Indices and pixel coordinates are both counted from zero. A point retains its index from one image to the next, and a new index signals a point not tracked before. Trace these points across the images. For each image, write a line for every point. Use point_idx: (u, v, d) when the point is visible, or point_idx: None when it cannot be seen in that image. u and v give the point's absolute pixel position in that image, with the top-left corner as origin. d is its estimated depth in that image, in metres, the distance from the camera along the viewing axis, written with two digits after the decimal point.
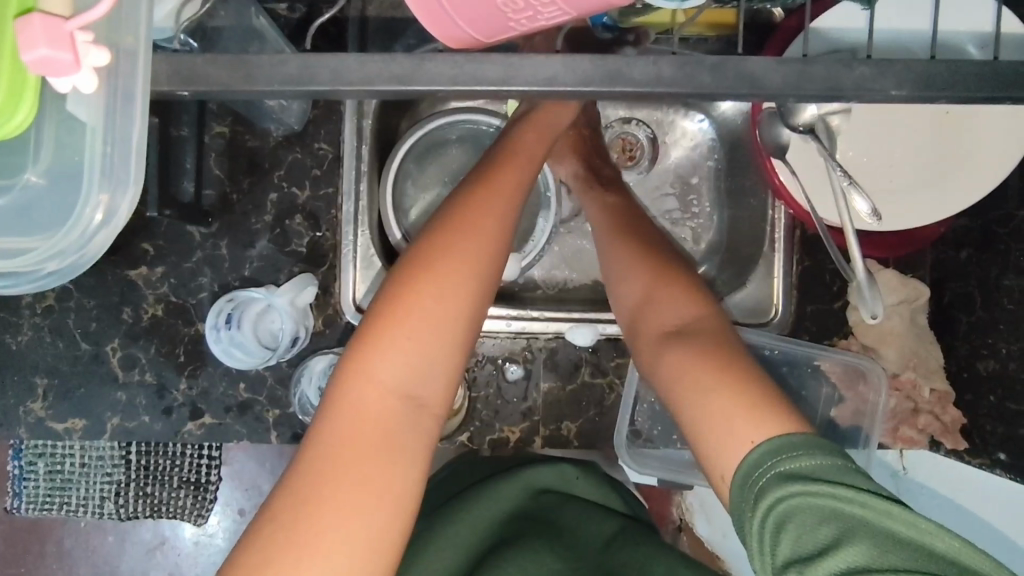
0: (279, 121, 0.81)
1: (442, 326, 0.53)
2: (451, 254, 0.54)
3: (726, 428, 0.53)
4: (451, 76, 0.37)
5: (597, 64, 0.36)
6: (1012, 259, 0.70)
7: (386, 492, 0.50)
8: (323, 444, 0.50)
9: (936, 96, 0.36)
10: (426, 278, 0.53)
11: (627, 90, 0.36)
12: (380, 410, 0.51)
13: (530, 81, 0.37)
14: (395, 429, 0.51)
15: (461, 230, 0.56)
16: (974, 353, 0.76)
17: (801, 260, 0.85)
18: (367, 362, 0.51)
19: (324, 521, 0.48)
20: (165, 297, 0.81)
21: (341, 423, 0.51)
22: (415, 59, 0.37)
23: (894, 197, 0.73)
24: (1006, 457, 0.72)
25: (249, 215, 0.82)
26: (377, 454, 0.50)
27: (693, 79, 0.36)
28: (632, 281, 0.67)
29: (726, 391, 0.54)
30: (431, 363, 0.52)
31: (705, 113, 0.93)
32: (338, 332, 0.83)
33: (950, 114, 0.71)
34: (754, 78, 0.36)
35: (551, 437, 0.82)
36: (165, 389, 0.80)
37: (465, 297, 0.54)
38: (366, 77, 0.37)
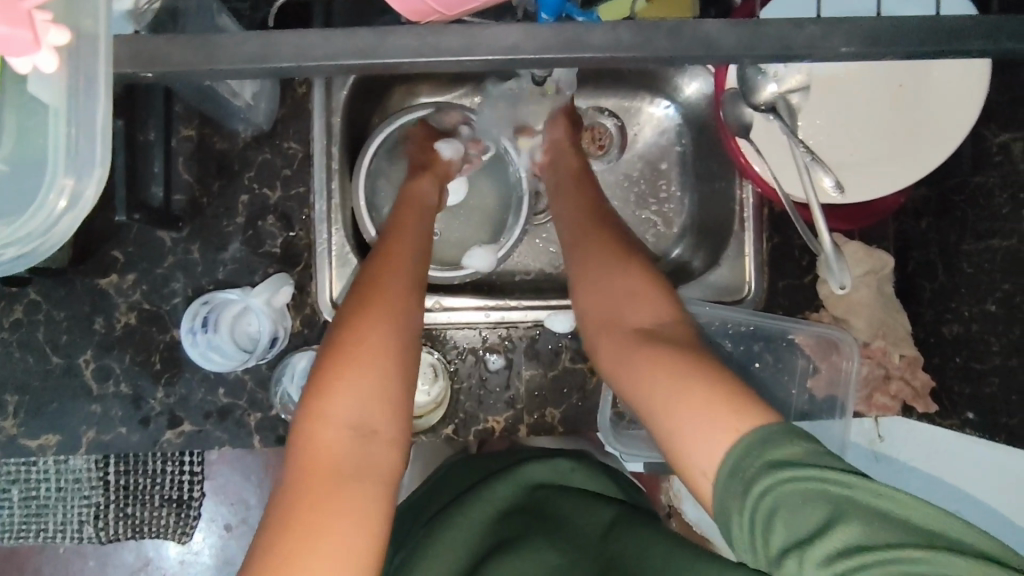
0: (247, 121, 0.80)
1: (388, 367, 0.57)
2: (379, 306, 0.60)
3: (707, 415, 0.52)
4: (413, 49, 0.37)
5: (556, 32, 0.37)
6: (969, 225, 0.73)
7: (360, 510, 0.52)
8: (295, 487, 0.52)
9: (881, 53, 0.38)
10: (361, 329, 0.58)
11: (588, 56, 0.37)
12: (343, 444, 0.54)
13: (491, 49, 0.37)
14: (361, 461, 0.54)
15: (383, 287, 0.62)
16: (939, 318, 0.79)
17: (770, 238, 0.87)
18: (319, 407, 0.55)
19: (308, 550, 0.49)
20: (137, 305, 0.79)
21: (306, 463, 0.54)
22: (378, 34, 0.37)
23: (857, 169, 0.75)
24: (974, 416, 0.74)
25: (220, 218, 0.81)
26: (347, 483, 0.52)
27: (651, 44, 0.37)
28: (599, 281, 0.69)
29: (694, 374, 0.55)
30: (385, 401, 0.56)
31: (670, 98, 0.95)
32: (317, 330, 0.82)
33: (903, 88, 0.73)
34: (710, 41, 0.37)
35: (535, 425, 0.83)
36: (141, 399, 0.79)
37: (399, 340, 0.59)
38: (329, 53, 0.37)
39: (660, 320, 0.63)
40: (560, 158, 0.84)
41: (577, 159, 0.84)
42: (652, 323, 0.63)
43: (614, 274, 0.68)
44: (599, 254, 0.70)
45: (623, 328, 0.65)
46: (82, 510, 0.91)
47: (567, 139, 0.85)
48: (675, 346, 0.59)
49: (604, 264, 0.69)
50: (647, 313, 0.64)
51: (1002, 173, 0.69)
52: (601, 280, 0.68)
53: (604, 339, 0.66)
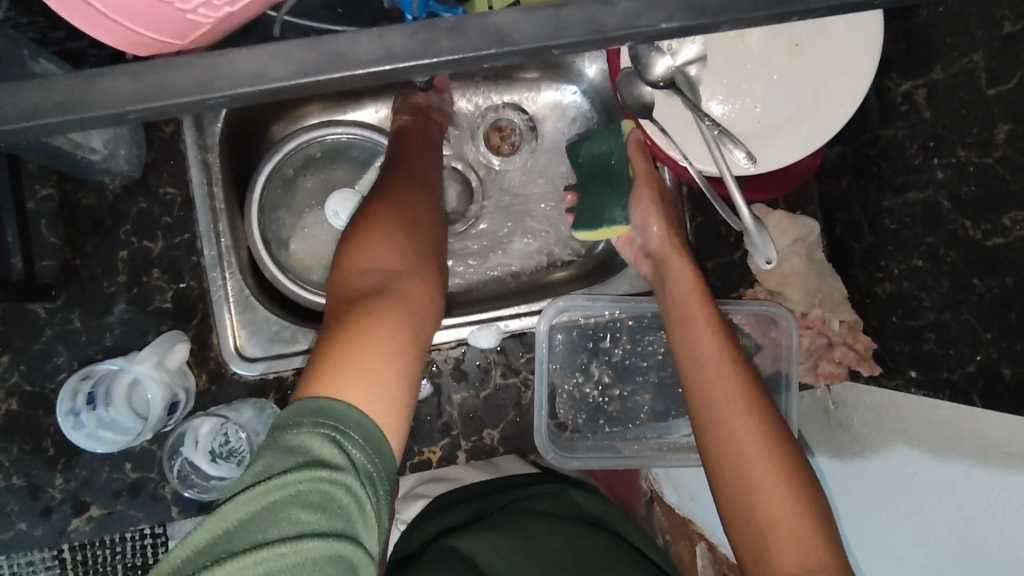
0: (109, 171, 0.73)
1: (411, 224, 0.62)
2: (406, 189, 0.66)
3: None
4: (132, 93, 0.28)
5: (313, 46, 0.28)
6: (887, 180, 0.70)
7: (409, 320, 0.55)
8: (340, 305, 0.54)
9: (712, 23, 0.29)
10: (390, 200, 0.63)
11: (356, 74, 0.28)
12: (386, 276, 0.57)
13: (231, 83, 0.28)
14: (398, 292, 0.56)
15: (410, 178, 0.68)
16: (871, 279, 0.76)
17: (693, 217, 0.84)
18: (367, 241, 0.58)
19: (355, 349, 0.49)
20: (16, 388, 0.72)
21: (350, 286, 0.55)
22: (84, 77, 0.28)
23: (762, 135, 0.71)
24: (916, 374, 0.69)
25: (99, 280, 0.74)
26: (386, 305, 0.54)
27: (434, 46, 0.28)
28: (695, 337, 0.70)
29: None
30: (413, 252, 0.60)
31: (574, 82, 0.90)
32: (224, 384, 0.75)
33: (799, 47, 0.69)
34: (504, 34, 0.28)
35: (475, 449, 0.78)
36: (38, 489, 0.72)
37: (422, 215, 0.64)
38: (23, 110, 0.28)
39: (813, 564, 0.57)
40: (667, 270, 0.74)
41: (687, 270, 0.73)
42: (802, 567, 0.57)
43: (776, 489, 0.61)
44: (744, 441, 0.64)
45: (768, 555, 0.60)
46: None
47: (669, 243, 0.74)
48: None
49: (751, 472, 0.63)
50: (801, 550, 0.58)
51: (910, 123, 0.66)
52: (746, 452, 0.64)
53: (750, 542, 0.62)
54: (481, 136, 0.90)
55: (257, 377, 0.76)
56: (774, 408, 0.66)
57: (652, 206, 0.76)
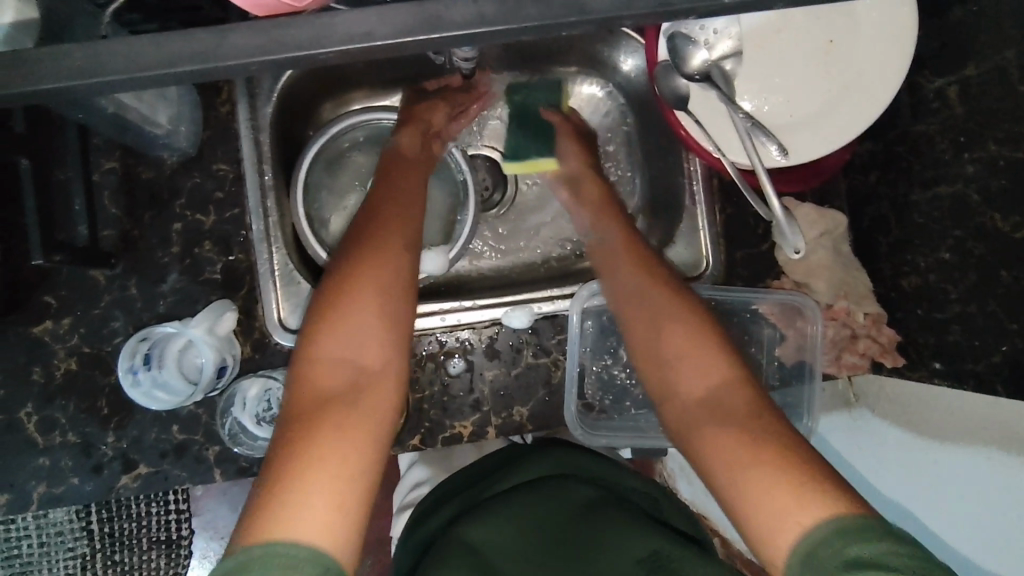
0: (170, 147, 0.77)
1: (382, 300, 0.62)
2: (369, 254, 0.65)
3: (766, 484, 0.52)
4: (257, 47, 0.33)
5: (414, 10, 0.32)
6: (915, 175, 0.72)
7: (369, 417, 0.56)
8: (294, 406, 0.56)
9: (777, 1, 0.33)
10: (354, 272, 0.62)
11: (450, 35, 0.32)
12: (347, 369, 0.58)
13: (341, 40, 0.32)
14: (353, 387, 0.57)
15: (380, 235, 0.67)
16: (897, 273, 0.78)
17: (722, 209, 0.85)
18: (331, 331, 0.59)
19: (306, 462, 0.51)
20: (76, 350, 0.76)
21: (310, 381, 0.57)
22: (215, 32, 0.33)
23: (796, 128, 0.73)
24: (941, 365, 0.71)
25: (155, 249, 0.78)
26: (338, 404, 0.55)
27: (520, 13, 0.32)
28: (635, 289, 0.73)
29: (759, 452, 0.54)
30: (380, 334, 0.61)
31: (608, 77, 0.93)
32: (268, 354, 0.79)
33: (832, 43, 0.71)
34: (582, 4, 0.32)
35: (504, 425, 0.81)
36: (91, 446, 0.75)
37: (389, 282, 0.63)
38: (165, 58, 0.33)
39: (715, 382, 0.62)
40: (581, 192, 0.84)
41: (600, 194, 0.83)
42: (707, 389, 0.62)
43: (681, 331, 0.66)
44: (652, 319, 0.69)
45: (711, 456, 0.58)
46: (65, 564, 0.90)
47: (585, 172, 0.84)
48: (733, 415, 0.58)
49: (662, 333, 0.67)
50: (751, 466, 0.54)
51: (941, 120, 0.68)
52: (692, 390, 0.63)
53: (665, 406, 0.66)
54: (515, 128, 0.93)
55: None
56: (720, 334, 0.66)
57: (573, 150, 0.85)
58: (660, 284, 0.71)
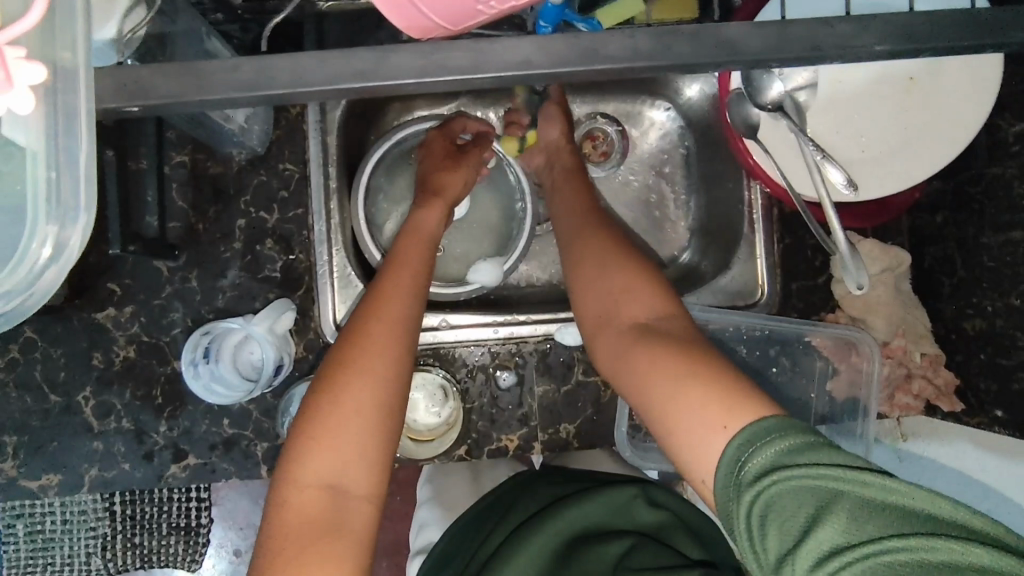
0: (240, 145, 0.78)
1: (366, 410, 0.58)
2: (356, 359, 0.60)
3: (703, 406, 0.51)
4: (419, 68, 0.34)
5: (571, 43, 0.34)
6: (987, 219, 0.71)
7: (343, 547, 0.55)
8: (275, 535, 0.55)
9: (920, 50, 0.34)
10: (336, 387, 0.59)
11: (603, 67, 0.34)
12: (320, 494, 0.56)
13: (501, 66, 0.34)
14: (332, 518, 0.56)
15: (371, 329, 0.62)
16: (960, 315, 0.77)
17: (781, 239, 0.85)
18: (309, 451, 0.57)
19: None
20: (135, 337, 0.77)
21: (286, 507, 0.56)
22: (378, 52, 0.34)
23: (870, 164, 0.72)
24: (1003, 413, 0.71)
25: (218, 244, 0.79)
26: (305, 553, 0.54)
27: (673, 50, 0.34)
28: (578, 247, 0.72)
29: (687, 364, 0.55)
30: (360, 446, 0.58)
31: (670, 100, 0.93)
32: (321, 354, 0.79)
33: (912, 81, 0.71)
34: (733, 45, 0.34)
35: (550, 441, 0.80)
36: (144, 433, 0.76)
37: (375, 393, 0.59)
38: (328, 76, 0.34)
39: (658, 313, 0.63)
40: (557, 159, 0.84)
41: (570, 160, 0.84)
42: (646, 316, 0.63)
43: (622, 270, 0.66)
44: (599, 257, 0.69)
45: (644, 390, 0.57)
46: (87, 543, 0.89)
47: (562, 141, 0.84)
48: (672, 339, 0.59)
49: (608, 267, 0.67)
50: (686, 392, 0.53)
51: (1020, 164, 0.67)
52: (622, 333, 0.63)
53: (600, 334, 0.65)
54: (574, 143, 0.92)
55: None
56: (653, 269, 0.67)
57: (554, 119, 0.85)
58: (611, 242, 0.70)
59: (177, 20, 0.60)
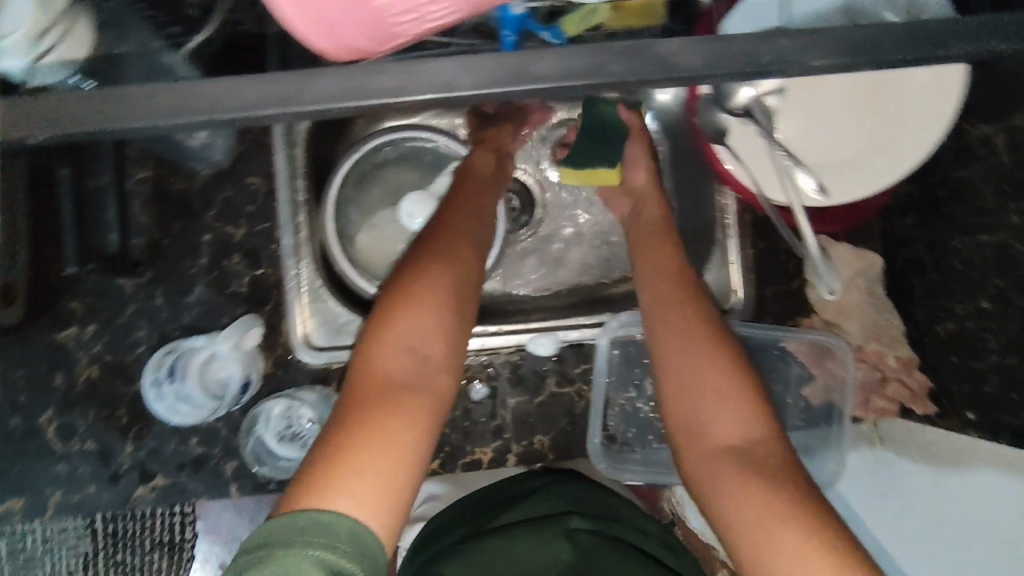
0: (204, 159, 0.77)
1: (452, 298, 0.60)
2: (442, 249, 0.63)
3: (809, 565, 0.50)
4: (346, 91, 0.34)
5: (499, 64, 0.34)
6: (955, 222, 0.71)
7: (422, 412, 0.54)
8: (356, 396, 0.54)
9: (857, 64, 0.34)
10: (422, 268, 0.61)
11: (534, 88, 0.34)
12: (402, 366, 0.56)
13: (429, 88, 0.34)
14: (413, 385, 0.55)
15: (452, 234, 0.65)
16: (931, 318, 0.76)
17: (754, 244, 0.84)
18: (397, 321, 0.57)
19: (364, 451, 0.50)
20: (99, 356, 0.75)
21: (367, 373, 0.55)
22: (304, 75, 0.34)
23: (835, 169, 0.72)
24: (974, 416, 0.71)
25: (183, 260, 0.77)
26: (393, 406, 0.53)
27: (606, 69, 0.34)
28: (654, 291, 0.70)
29: (795, 516, 0.53)
30: (444, 326, 0.59)
31: (642, 105, 0.92)
32: (290, 370, 0.78)
33: (877, 84, 0.70)
34: (667, 62, 0.34)
35: (525, 453, 0.80)
36: (109, 454, 0.75)
37: (457, 284, 0.61)
38: (257, 101, 0.34)
39: (748, 434, 0.60)
40: (642, 209, 0.79)
41: (657, 208, 0.79)
42: (741, 440, 0.60)
43: (715, 371, 0.63)
44: (686, 342, 0.65)
45: (735, 515, 0.56)
46: None
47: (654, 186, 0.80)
48: (768, 464, 0.57)
49: (699, 355, 0.64)
50: (791, 545, 0.51)
51: (985, 166, 0.67)
52: (715, 443, 0.61)
53: (687, 432, 0.63)
54: (547, 151, 0.90)
55: (321, 365, 0.78)
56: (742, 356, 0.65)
57: (640, 159, 0.81)
58: (690, 302, 0.68)
59: (128, 38, 0.60)
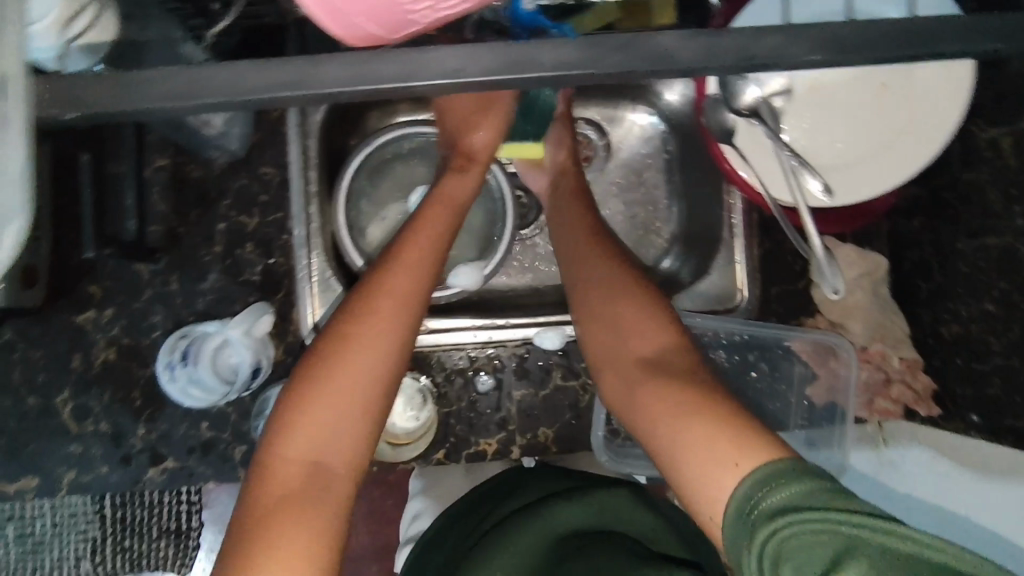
0: (220, 147, 0.79)
1: (358, 386, 0.58)
2: (358, 329, 0.60)
3: (710, 450, 0.52)
4: (351, 79, 0.34)
5: (502, 52, 0.34)
6: (962, 225, 0.72)
7: (321, 517, 0.55)
8: (254, 502, 0.55)
9: (853, 60, 0.35)
10: (332, 356, 0.58)
11: (539, 76, 0.34)
12: (306, 465, 0.56)
13: (431, 76, 0.34)
14: (308, 492, 0.55)
15: (375, 304, 0.61)
16: (937, 320, 0.77)
17: (760, 243, 0.85)
18: (297, 421, 0.57)
19: (254, 571, 0.52)
20: (115, 340, 0.77)
21: (267, 473, 0.56)
22: (311, 60, 0.35)
23: (842, 171, 0.72)
24: (977, 418, 0.71)
25: (198, 247, 0.79)
26: (285, 515, 0.54)
27: (605, 60, 0.34)
28: (571, 241, 0.76)
29: (696, 410, 0.55)
30: (346, 422, 0.57)
31: (652, 104, 0.93)
32: (300, 358, 0.80)
33: (884, 86, 0.71)
34: (669, 54, 0.34)
35: (529, 446, 0.81)
36: (122, 436, 0.77)
37: (370, 368, 0.58)
38: (264, 85, 0.34)
39: (661, 349, 0.64)
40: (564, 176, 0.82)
41: (576, 175, 0.82)
42: (653, 353, 0.64)
43: (627, 306, 0.67)
44: (603, 284, 0.70)
45: (653, 436, 0.58)
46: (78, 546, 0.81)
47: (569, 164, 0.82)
48: (677, 376, 0.60)
49: (616, 297, 0.68)
50: (695, 438, 0.54)
51: (992, 169, 0.67)
52: (631, 378, 0.63)
53: (608, 375, 0.67)
54: None
55: None
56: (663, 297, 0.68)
57: (564, 139, 0.82)
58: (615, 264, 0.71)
59: (147, 27, 0.62)
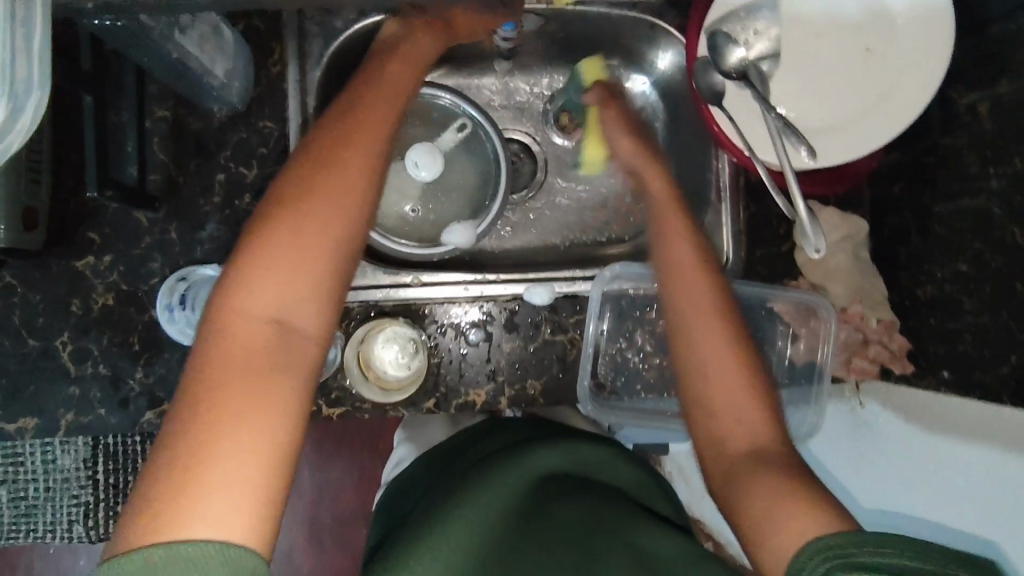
0: (220, 99, 0.80)
1: (316, 247, 0.57)
2: (318, 184, 0.59)
3: (793, 516, 0.56)
4: None
5: None
6: (941, 188, 0.74)
7: (287, 382, 0.53)
8: (204, 374, 0.52)
9: None
10: (285, 217, 0.57)
11: None
12: (262, 327, 0.54)
13: None
14: (276, 355, 0.54)
15: (323, 171, 0.61)
16: (915, 282, 0.80)
17: (747, 207, 0.87)
18: (250, 284, 0.55)
19: (217, 440, 0.49)
20: (114, 285, 0.79)
21: (223, 337, 0.53)
22: None
23: (824, 133, 0.75)
24: (949, 375, 0.74)
25: (197, 197, 0.81)
26: (252, 381, 0.52)
27: None
28: (674, 249, 0.76)
29: (788, 488, 0.58)
30: (310, 281, 0.56)
31: (645, 72, 0.95)
32: None
33: (869, 52, 0.73)
34: None
35: (517, 397, 0.83)
36: (120, 380, 0.78)
37: (331, 228, 0.58)
38: None
39: (761, 439, 0.65)
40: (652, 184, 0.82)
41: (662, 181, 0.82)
42: (752, 447, 0.65)
43: (728, 348, 0.70)
44: (711, 319, 0.71)
45: (738, 482, 0.62)
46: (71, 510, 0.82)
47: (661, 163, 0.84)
48: (783, 465, 0.61)
49: (703, 351, 0.70)
50: (775, 494, 0.59)
51: (970, 133, 0.70)
52: (723, 417, 0.68)
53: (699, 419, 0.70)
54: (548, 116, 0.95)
55: None
56: (743, 333, 0.71)
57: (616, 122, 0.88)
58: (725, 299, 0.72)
59: None
